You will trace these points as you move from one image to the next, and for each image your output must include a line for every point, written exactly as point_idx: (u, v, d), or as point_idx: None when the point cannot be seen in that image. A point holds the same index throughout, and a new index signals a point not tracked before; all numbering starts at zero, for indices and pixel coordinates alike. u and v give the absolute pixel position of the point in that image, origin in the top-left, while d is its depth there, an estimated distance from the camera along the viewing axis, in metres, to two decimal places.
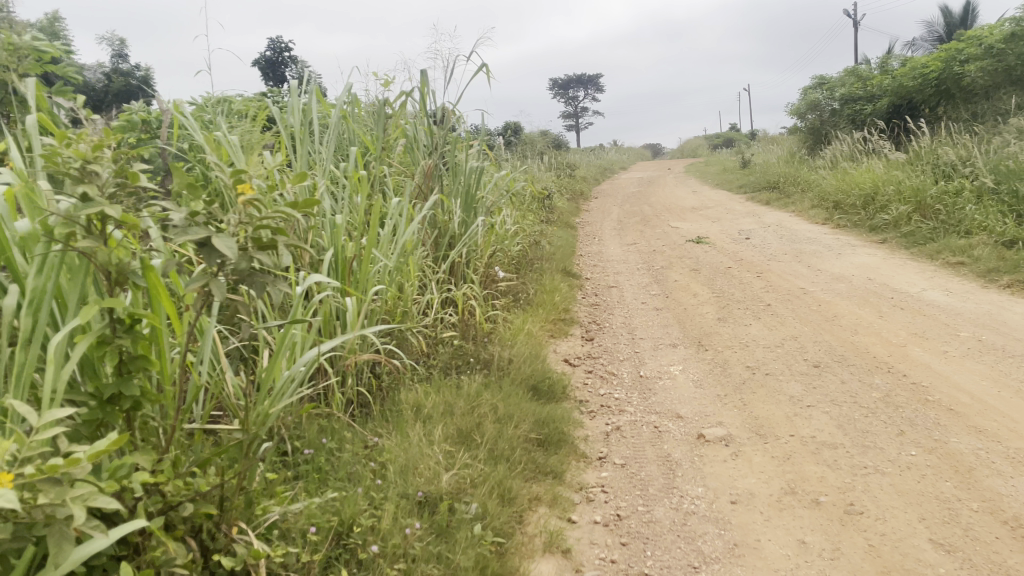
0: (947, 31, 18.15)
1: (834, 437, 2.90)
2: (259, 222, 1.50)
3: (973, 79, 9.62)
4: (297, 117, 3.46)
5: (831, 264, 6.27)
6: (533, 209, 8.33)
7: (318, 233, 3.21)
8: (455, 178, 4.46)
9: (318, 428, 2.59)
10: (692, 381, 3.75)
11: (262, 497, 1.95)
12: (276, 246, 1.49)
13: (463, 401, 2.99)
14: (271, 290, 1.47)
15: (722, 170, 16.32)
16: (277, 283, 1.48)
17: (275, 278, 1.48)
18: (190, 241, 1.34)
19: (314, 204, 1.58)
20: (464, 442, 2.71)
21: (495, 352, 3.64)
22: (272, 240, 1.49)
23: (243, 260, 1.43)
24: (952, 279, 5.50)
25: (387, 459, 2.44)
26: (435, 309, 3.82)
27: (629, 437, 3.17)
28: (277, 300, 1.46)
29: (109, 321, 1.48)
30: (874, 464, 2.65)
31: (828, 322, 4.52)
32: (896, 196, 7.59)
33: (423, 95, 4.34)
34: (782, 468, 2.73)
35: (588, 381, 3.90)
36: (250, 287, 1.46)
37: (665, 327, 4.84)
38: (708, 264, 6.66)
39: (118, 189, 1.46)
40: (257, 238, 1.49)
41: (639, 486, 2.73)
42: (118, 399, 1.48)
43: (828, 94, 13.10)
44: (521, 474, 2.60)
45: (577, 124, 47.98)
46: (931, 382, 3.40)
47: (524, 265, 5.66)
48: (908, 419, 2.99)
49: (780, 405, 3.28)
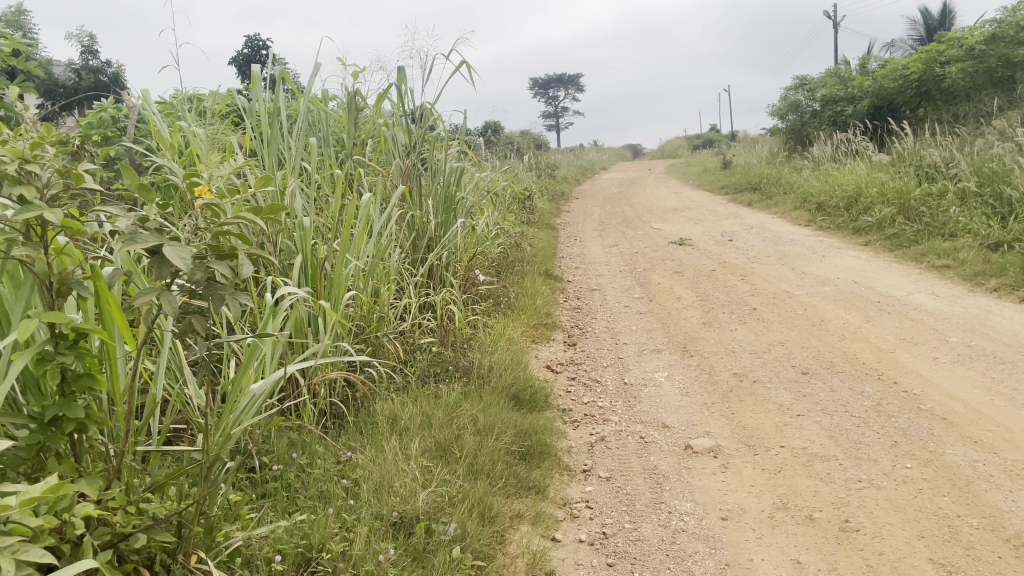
0: (926, 33, 18.28)
1: (827, 448, 2.80)
2: (220, 228, 1.37)
3: (954, 81, 9.62)
4: (264, 111, 3.31)
5: (815, 267, 6.20)
6: (514, 210, 8.23)
7: (288, 236, 3.09)
8: (433, 177, 4.34)
9: (288, 442, 2.47)
10: (677, 389, 3.65)
11: (225, 521, 1.81)
12: (237, 256, 1.36)
13: (442, 412, 2.88)
14: (230, 304, 1.33)
15: (703, 171, 16.32)
16: (237, 295, 1.34)
17: (234, 290, 1.35)
18: (142, 249, 1.19)
19: (279, 210, 1.45)
20: (443, 456, 2.59)
21: (475, 360, 3.52)
22: (232, 249, 1.36)
23: (199, 269, 1.29)
24: (938, 282, 5.44)
25: (360, 476, 2.31)
26: (412, 314, 3.70)
27: (614, 448, 3.06)
28: (235, 314, 1.32)
29: (51, 335, 1.30)
30: (869, 478, 2.55)
31: (815, 327, 4.44)
32: (879, 198, 7.55)
33: (401, 93, 4.22)
34: (773, 482, 2.62)
35: (571, 389, 3.78)
36: (207, 299, 1.32)
37: (649, 332, 4.74)
38: (692, 266, 6.57)
39: (60, 191, 1.31)
40: (215, 246, 1.35)
41: (625, 501, 2.61)
42: (61, 421, 1.31)
43: (809, 95, 13.11)
44: (503, 491, 2.48)
45: (558, 124, 47.95)
46: (922, 390, 3.32)
47: (505, 268, 5.55)
48: (901, 429, 2.90)
49: (769, 415, 3.18)
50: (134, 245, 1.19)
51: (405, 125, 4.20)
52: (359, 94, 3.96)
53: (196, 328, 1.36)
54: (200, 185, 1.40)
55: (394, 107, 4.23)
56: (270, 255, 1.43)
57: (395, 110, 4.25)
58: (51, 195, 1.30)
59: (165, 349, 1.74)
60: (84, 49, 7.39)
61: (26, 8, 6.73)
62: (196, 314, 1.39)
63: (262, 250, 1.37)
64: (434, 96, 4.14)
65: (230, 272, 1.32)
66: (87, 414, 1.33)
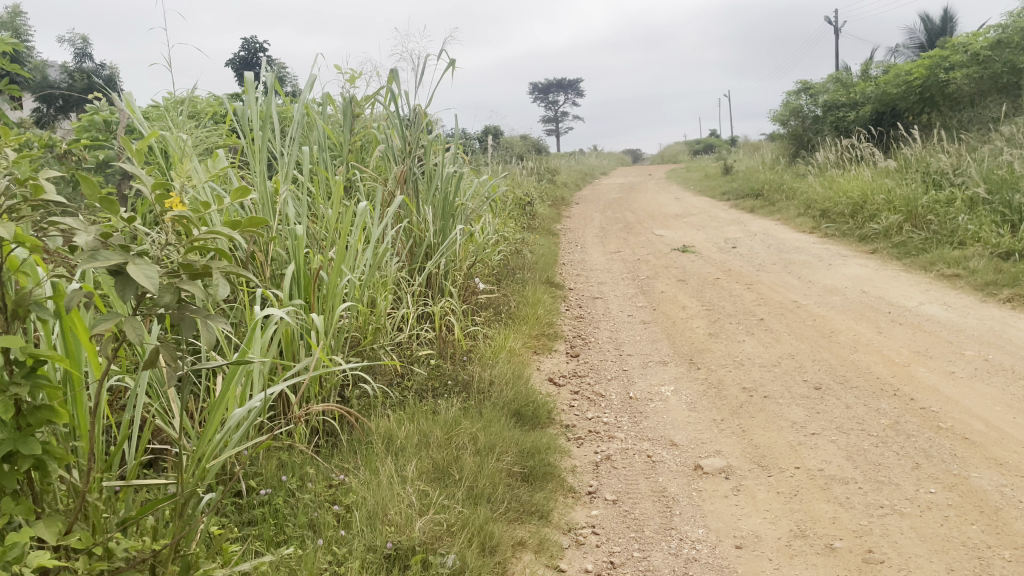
0: (928, 39, 18.25)
1: (844, 471, 2.67)
2: (193, 246, 1.28)
3: (958, 86, 9.52)
4: (256, 116, 3.18)
5: (822, 275, 6.07)
6: (514, 216, 8.08)
7: (280, 245, 2.98)
8: (431, 183, 4.21)
9: (277, 463, 2.36)
10: (685, 404, 3.52)
11: (206, 558, 1.69)
12: (211, 274, 1.25)
13: (440, 429, 2.75)
14: (204, 330, 1.21)
15: (704, 176, 16.20)
16: (213, 320, 1.23)
17: (209, 313, 1.24)
18: (104, 268, 1.10)
19: (258, 222, 1.37)
20: (441, 479, 2.46)
21: (474, 373, 3.39)
22: (206, 267, 1.25)
23: (167, 292, 1.19)
24: (948, 292, 5.31)
25: (353, 501, 2.19)
26: (410, 325, 3.57)
27: (620, 468, 2.92)
28: (209, 341, 1.21)
29: (4, 362, 1.17)
30: (891, 503, 2.42)
31: (825, 339, 4.31)
32: (885, 206, 7.43)
33: (396, 97, 4.11)
34: (789, 507, 2.48)
35: (574, 403, 3.64)
36: (178, 324, 1.21)
37: (654, 343, 4.60)
38: (696, 274, 6.43)
39: (17, 201, 1.20)
40: (188, 265, 1.25)
41: (633, 526, 2.48)
42: (15, 458, 1.18)
43: (811, 101, 13.03)
44: (504, 517, 2.34)
45: (557, 128, 47.83)
46: (941, 407, 3.19)
47: (505, 276, 5.42)
48: (923, 450, 2.77)
49: (782, 433, 3.05)
50: (94, 262, 1.11)
51: (401, 129, 4.08)
52: (355, 98, 3.84)
53: (163, 356, 1.25)
54: (170, 198, 1.31)
55: (389, 111, 4.11)
56: (251, 274, 1.33)
57: (392, 114, 4.14)
58: (6, 207, 1.19)
59: (141, 371, 1.66)
60: (80, 50, 7.21)
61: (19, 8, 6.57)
62: (163, 343, 1.26)
63: (244, 268, 1.27)
64: (430, 99, 4.02)
65: (202, 294, 1.21)
66: (45, 448, 1.21)
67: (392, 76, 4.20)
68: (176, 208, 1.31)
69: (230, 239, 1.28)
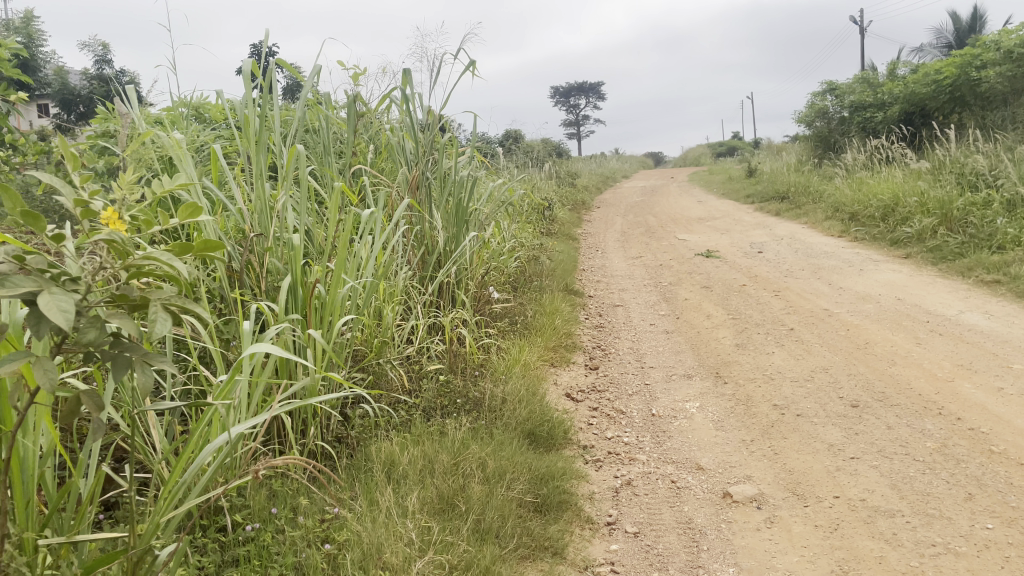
0: (957, 39, 17.91)
1: (889, 501, 2.43)
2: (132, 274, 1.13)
3: (992, 85, 9.19)
4: (250, 114, 3.00)
5: (854, 282, 5.81)
6: (532, 221, 7.87)
7: (277, 257, 2.84)
8: (443, 187, 4.00)
9: (267, 494, 2.18)
10: (712, 423, 3.29)
11: None
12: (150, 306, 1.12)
13: (446, 454, 2.54)
14: (138, 372, 1.07)
15: (728, 179, 15.89)
16: (150, 358, 1.09)
17: (146, 352, 1.09)
18: (11, 294, 0.95)
19: (213, 245, 1.26)
20: (446, 511, 2.26)
21: (486, 391, 3.18)
22: (144, 299, 1.13)
23: (93, 327, 1.04)
24: (989, 299, 5.03)
25: (346, 540, 2.00)
26: (419, 337, 3.37)
27: (642, 495, 2.70)
28: (145, 387, 1.06)
29: None
30: (944, 541, 2.19)
31: (860, 351, 4.05)
32: (918, 208, 7.14)
33: (408, 99, 3.93)
34: (829, 543, 2.25)
35: (592, 421, 3.42)
36: (110, 364, 1.06)
37: (678, 354, 4.37)
38: (721, 281, 6.19)
39: None
40: (124, 295, 1.13)
41: (656, 564, 2.25)
42: None
43: (837, 102, 12.72)
44: (514, 555, 2.14)
45: (578, 132, 47.57)
46: (991, 427, 2.94)
47: (521, 284, 5.20)
48: (975, 478, 2.53)
49: (818, 457, 2.81)
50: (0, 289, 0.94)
51: (413, 132, 3.89)
52: (359, 99, 3.66)
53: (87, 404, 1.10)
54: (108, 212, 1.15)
55: (403, 113, 3.93)
56: (197, 308, 1.21)
57: (404, 116, 3.95)
58: None
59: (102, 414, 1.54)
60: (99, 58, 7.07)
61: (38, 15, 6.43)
62: (85, 392, 1.16)
63: (189, 301, 1.15)
64: (444, 100, 3.83)
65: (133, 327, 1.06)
66: None
67: (405, 77, 4.03)
68: (113, 223, 1.15)
69: (174, 266, 1.16)
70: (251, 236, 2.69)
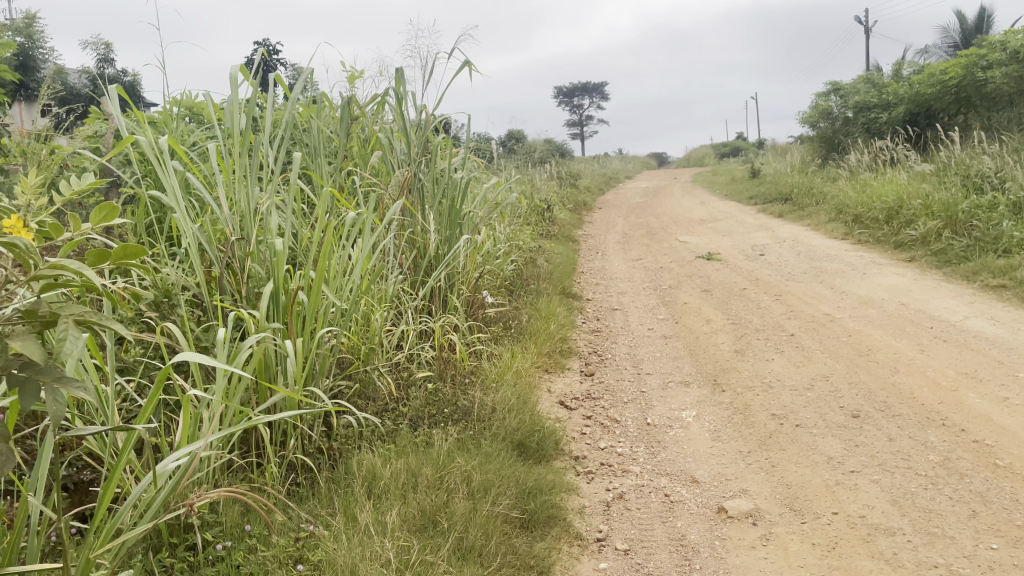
0: (962, 39, 17.78)
1: (889, 518, 2.34)
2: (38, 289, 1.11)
3: (998, 86, 9.08)
4: (237, 115, 2.89)
5: (857, 286, 5.71)
6: (530, 223, 7.76)
7: (259, 262, 2.75)
8: (437, 189, 3.91)
9: (240, 511, 2.09)
10: (708, 433, 3.19)
11: None
12: (61, 322, 1.11)
13: (430, 468, 2.45)
14: (49, 395, 1.05)
15: (731, 180, 15.78)
16: (64, 378, 1.08)
17: (59, 373, 1.08)
18: None
19: (134, 253, 1.26)
20: (427, 528, 2.18)
21: (476, 399, 3.09)
22: (54, 314, 1.12)
23: None
24: (995, 304, 4.94)
25: (320, 560, 1.91)
26: (408, 343, 3.28)
27: (634, 510, 2.61)
28: (56, 411, 1.04)
29: None
30: (947, 562, 2.09)
31: (861, 358, 3.96)
32: (923, 210, 7.03)
33: (402, 99, 3.84)
34: (826, 562, 2.16)
35: (586, 430, 3.33)
36: (18, 390, 1.03)
37: (675, 360, 4.27)
38: (721, 284, 6.10)
39: None
40: (34, 312, 1.11)
41: None
42: None
43: (841, 102, 12.62)
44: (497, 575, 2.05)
45: (582, 132, 47.45)
46: (997, 439, 2.84)
47: (517, 288, 5.10)
48: (980, 495, 2.44)
49: (817, 470, 2.71)
50: None
51: (406, 133, 3.80)
52: (351, 99, 3.56)
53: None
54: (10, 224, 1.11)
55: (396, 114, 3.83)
56: (117, 324, 1.19)
57: (398, 117, 3.86)
58: None
59: (43, 447, 1.50)
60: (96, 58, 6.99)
61: (36, 16, 6.45)
62: None
63: (102, 316, 1.13)
64: (438, 100, 3.73)
65: (40, 349, 1.05)
66: None
67: (398, 76, 3.94)
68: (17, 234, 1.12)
69: (84, 276, 1.14)
70: (232, 240, 2.59)
